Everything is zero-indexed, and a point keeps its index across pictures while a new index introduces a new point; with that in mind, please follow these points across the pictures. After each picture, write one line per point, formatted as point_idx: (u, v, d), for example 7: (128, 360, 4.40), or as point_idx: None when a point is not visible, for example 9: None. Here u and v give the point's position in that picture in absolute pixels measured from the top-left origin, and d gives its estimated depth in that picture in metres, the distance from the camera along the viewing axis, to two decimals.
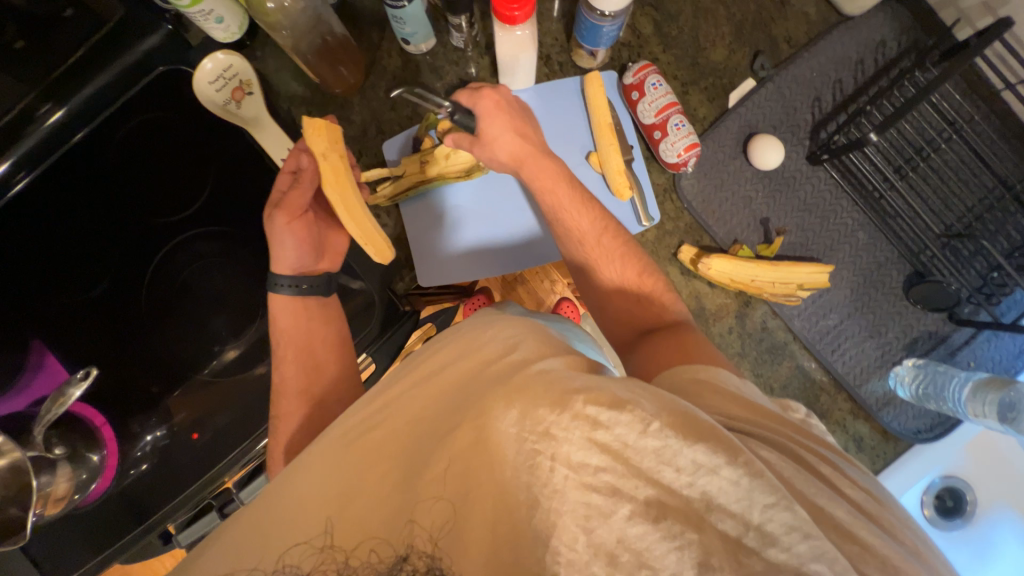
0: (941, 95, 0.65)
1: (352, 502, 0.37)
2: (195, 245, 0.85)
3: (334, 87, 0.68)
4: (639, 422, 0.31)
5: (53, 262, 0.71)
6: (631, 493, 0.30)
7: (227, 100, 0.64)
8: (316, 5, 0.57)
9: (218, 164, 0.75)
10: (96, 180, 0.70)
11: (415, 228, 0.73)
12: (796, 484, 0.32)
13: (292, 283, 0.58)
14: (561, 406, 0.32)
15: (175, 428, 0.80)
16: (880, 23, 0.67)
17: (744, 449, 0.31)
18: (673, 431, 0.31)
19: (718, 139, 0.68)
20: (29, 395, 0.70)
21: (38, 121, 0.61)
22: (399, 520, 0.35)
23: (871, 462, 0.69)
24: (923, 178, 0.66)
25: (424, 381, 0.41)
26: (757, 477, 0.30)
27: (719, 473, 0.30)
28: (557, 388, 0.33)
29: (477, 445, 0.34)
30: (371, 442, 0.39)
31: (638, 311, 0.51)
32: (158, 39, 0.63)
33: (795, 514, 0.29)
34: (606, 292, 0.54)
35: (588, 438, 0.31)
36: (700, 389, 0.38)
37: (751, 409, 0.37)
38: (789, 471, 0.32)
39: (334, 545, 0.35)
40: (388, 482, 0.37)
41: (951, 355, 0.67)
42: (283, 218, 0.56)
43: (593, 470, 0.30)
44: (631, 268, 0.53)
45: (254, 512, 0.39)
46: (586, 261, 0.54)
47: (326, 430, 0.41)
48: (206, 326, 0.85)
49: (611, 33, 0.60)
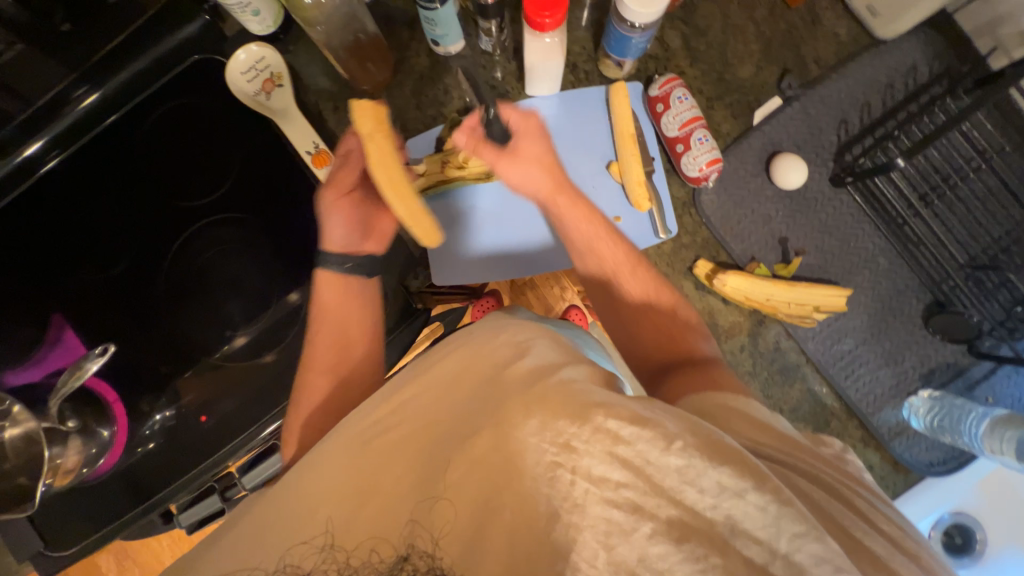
0: (972, 123, 0.64)
1: (365, 505, 0.38)
2: (213, 231, 0.82)
3: (362, 85, 0.70)
4: (662, 439, 0.33)
5: (81, 241, 0.75)
6: (652, 511, 0.31)
7: (257, 91, 0.66)
8: (352, 3, 0.59)
9: (244, 151, 0.75)
10: (122, 160, 0.72)
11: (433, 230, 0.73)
12: (826, 510, 0.34)
13: (340, 261, 0.59)
14: (583, 419, 0.34)
15: (184, 408, 0.80)
16: (913, 47, 0.66)
17: (772, 476, 0.33)
18: (697, 452, 0.32)
19: (740, 156, 0.67)
20: (45, 368, 0.73)
21: (74, 104, 0.65)
22: (399, 520, 0.37)
23: (880, 493, 0.67)
24: (949, 207, 0.65)
25: (435, 390, 0.43)
26: (786, 504, 0.31)
27: (745, 498, 0.31)
28: (580, 400, 0.35)
29: (497, 451, 0.36)
30: (389, 444, 0.40)
31: (659, 330, 0.52)
32: (197, 27, 0.65)
33: (825, 545, 0.30)
34: (620, 306, 0.55)
35: (609, 451, 0.33)
36: (728, 414, 0.40)
37: (777, 436, 0.38)
38: (818, 494, 0.34)
39: (334, 546, 0.37)
40: (402, 487, 0.38)
41: (969, 390, 0.65)
42: (332, 195, 0.59)
43: (613, 485, 0.32)
44: (648, 284, 0.54)
45: (262, 511, 0.41)
46: (603, 274, 0.56)
47: (338, 431, 0.43)
48: (220, 311, 0.84)
49: (640, 45, 0.60)
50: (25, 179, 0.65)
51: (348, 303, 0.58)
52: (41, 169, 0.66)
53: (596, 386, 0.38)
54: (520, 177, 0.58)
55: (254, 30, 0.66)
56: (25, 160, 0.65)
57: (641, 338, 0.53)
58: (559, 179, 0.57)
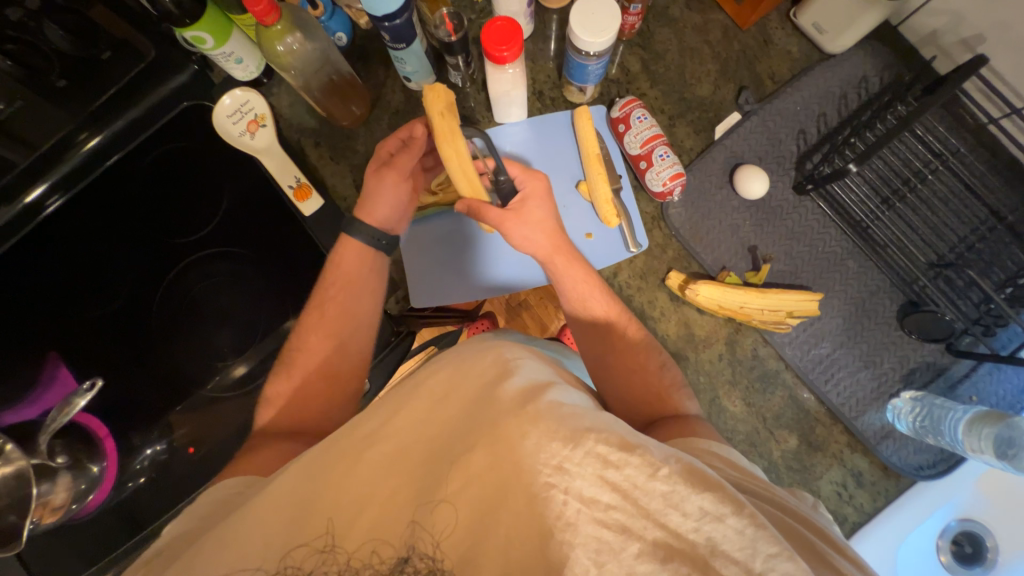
0: (925, 127, 0.67)
1: (364, 509, 0.38)
2: (208, 266, 0.87)
3: (341, 121, 0.73)
4: (649, 467, 0.34)
5: (77, 284, 0.78)
6: (640, 533, 0.33)
7: (242, 132, 0.69)
8: (325, 47, 0.64)
9: (233, 188, 0.78)
10: (117, 204, 0.76)
11: (413, 257, 0.73)
12: (788, 524, 0.36)
13: (371, 234, 0.61)
14: (574, 442, 0.35)
15: (175, 442, 0.86)
16: (862, 60, 0.69)
17: (749, 501, 0.34)
18: (682, 479, 0.34)
19: (704, 169, 0.70)
20: (39, 407, 0.76)
21: (76, 147, 0.68)
22: (399, 522, 0.37)
23: (871, 500, 0.66)
24: (912, 208, 0.67)
25: (433, 404, 0.42)
26: (762, 528, 0.32)
27: (724, 522, 0.32)
28: (571, 424, 0.36)
29: (493, 471, 0.36)
30: (386, 454, 0.40)
31: (648, 373, 0.54)
32: (187, 76, 0.70)
33: (798, 564, 0.31)
34: (590, 329, 0.58)
35: (599, 476, 0.34)
36: (715, 459, 0.42)
37: (748, 473, 0.41)
38: (797, 526, 0.36)
39: (336, 547, 0.37)
40: (400, 496, 0.38)
41: (950, 389, 0.65)
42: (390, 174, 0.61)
43: (603, 507, 0.33)
44: (613, 304, 0.57)
45: (237, 526, 0.38)
46: (572, 294, 0.58)
47: (319, 440, 0.43)
48: (211, 342, 0.89)
49: (597, 71, 0.63)
50: (29, 223, 0.68)
51: (365, 287, 0.61)
52: (44, 211, 0.69)
53: (588, 409, 0.39)
54: (522, 236, 0.57)
55: (239, 77, 0.71)
56: (30, 203, 0.68)
57: (628, 361, 0.55)
58: (559, 241, 0.57)
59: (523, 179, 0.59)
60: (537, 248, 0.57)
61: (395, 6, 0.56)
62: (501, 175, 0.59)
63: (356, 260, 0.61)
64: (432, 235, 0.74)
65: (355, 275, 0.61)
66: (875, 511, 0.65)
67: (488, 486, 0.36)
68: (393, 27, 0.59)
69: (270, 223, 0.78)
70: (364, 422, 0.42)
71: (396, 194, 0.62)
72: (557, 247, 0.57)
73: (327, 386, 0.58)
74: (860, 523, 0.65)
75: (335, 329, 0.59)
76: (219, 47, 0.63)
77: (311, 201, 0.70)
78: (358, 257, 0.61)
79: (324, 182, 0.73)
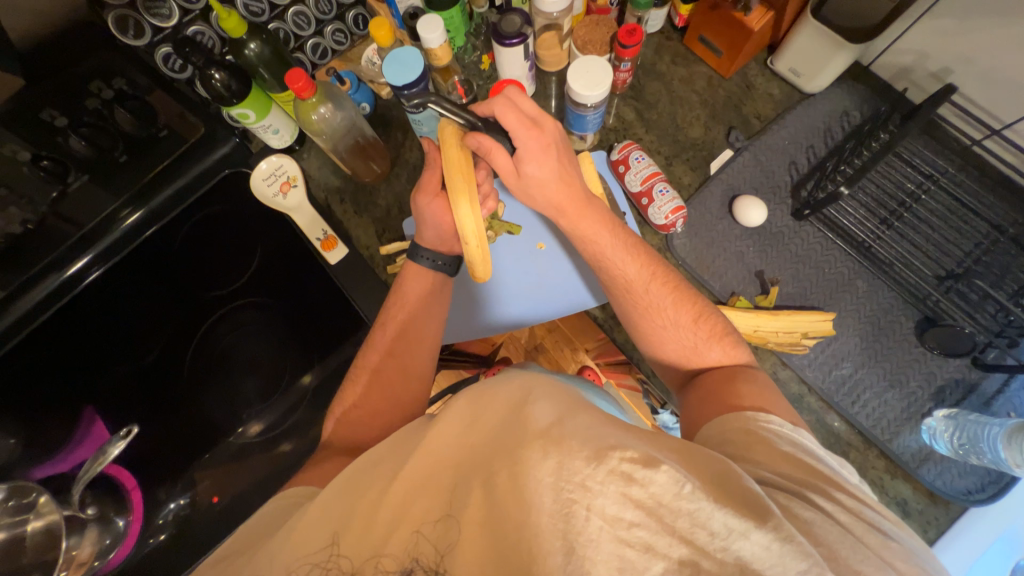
0: (911, 152, 0.71)
1: (394, 527, 0.39)
2: (241, 315, 0.94)
3: (364, 178, 0.80)
4: (674, 483, 0.34)
5: (117, 345, 0.81)
6: (665, 551, 0.33)
7: (276, 193, 0.75)
8: (352, 115, 0.73)
9: (266, 244, 0.84)
10: (159, 268, 0.79)
11: (457, 312, 0.78)
12: (819, 531, 0.35)
13: (431, 256, 0.65)
14: (597, 460, 0.35)
15: (197, 496, 0.90)
16: (841, 97, 0.75)
17: (779, 515, 0.34)
18: (705, 494, 0.34)
19: (704, 202, 0.73)
20: (71, 460, 0.81)
21: (117, 224, 0.71)
22: (406, 533, 0.39)
23: (921, 531, 0.62)
24: (911, 226, 0.69)
25: (466, 430, 0.42)
26: (788, 542, 0.32)
27: (750, 537, 0.32)
28: (594, 442, 0.36)
29: (513, 491, 0.36)
30: (416, 476, 0.41)
31: (682, 330, 0.56)
32: (228, 149, 0.75)
33: None
34: (651, 340, 0.58)
35: (622, 494, 0.34)
36: (752, 441, 0.44)
37: (802, 467, 0.41)
38: (834, 538, 0.34)
39: (340, 554, 0.39)
40: (417, 512, 0.40)
41: (985, 405, 0.63)
42: (425, 198, 0.61)
43: (627, 525, 0.33)
44: (686, 313, 0.56)
45: (268, 552, 0.42)
46: (634, 308, 0.58)
47: (357, 459, 0.48)
48: (239, 390, 0.97)
49: (595, 120, 0.70)
50: (65, 296, 0.70)
51: (391, 326, 0.62)
52: (84, 281, 0.71)
53: (611, 428, 0.39)
54: (526, 193, 0.58)
55: (274, 146, 0.79)
56: (71, 275, 0.70)
57: (653, 322, 0.57)
58: (580, 194, 0.58)
59: (519, 131, 0.54)
60: (548, 200, 0.58)
61: (412, 77, 0.65)
62: (479, 123, 0.57)
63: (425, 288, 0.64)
64: (468, 287, 0.78)
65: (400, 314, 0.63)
66: (927, 543, 0.61)
67: (510, 507, 0.36)
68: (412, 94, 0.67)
69: (299, 274, 0.84)
70: (395, 454, 0.45)
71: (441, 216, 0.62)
72: (559, 209, 0.58)
73: (352, 426, 0.59)
74: None
75: (363, 366, 0.62)
76: (259, 120, 0.72)
77: (336, 250, 0.76)
78: (421, 288, 0.64)
79: (348, 234, 0.79)
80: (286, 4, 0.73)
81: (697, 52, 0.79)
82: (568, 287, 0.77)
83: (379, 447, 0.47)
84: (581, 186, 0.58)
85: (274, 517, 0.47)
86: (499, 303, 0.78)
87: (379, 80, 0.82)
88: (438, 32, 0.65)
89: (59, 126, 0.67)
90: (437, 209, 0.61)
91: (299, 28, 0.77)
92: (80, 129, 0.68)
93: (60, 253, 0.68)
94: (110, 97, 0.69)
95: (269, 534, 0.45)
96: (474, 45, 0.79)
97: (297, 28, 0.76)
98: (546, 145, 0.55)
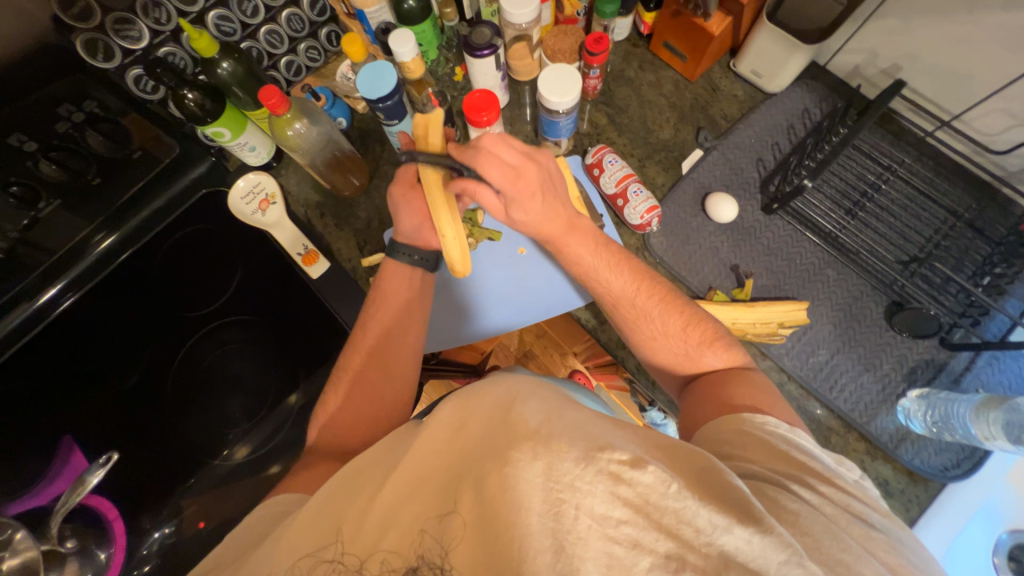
0: (869, 145, 0.74)
1: (388, 529, 0.39)
2: (222, 334, 0.92)
3: (344, 192, 0.80)
4: (661, 483, 0.35)
5: (93, 373, 0.80)
6: (651, 546, 0.33)
7: (255, 210, 0.75)
8: (329, 131, 0.74)
9: (249, 261, 0.84)
10: (134, 293, 0.78)
11: (440, 316, 0.78)
12: (804, 522, 0.35)
13: (408, 252, 0.66)
14: (585, 461, 0.36)
15: (183, 522, 0.90)
16: (800, 96, 0.78)
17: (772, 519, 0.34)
18: (690, 492, 0.35)
19: (677, 201, 0.76)
20: (45, 495, 0.77)
21: (90, 248, 0.70)
22: (412, 534, 0.38)
23: (904, 510, 0.63)
24: (874, 216, 0.72)
25: (456, 431, 0.42)
26: (769, 534, 0.33)
27: (733, 532, 0.33)
28: (582, 443, 0.37)
29: (503, 493, 0.36)
30: (408, 476, 0.41)
31: (670, 341, 0.57)
32: (205, 167, 0.76)
33: (807, 569, 0.31)
34: (638, 340, 0.59)
35: (611, 492, 0.35)
36: (745, 440, 0.45)
37: (790, 462, 0.42)
38: (818, 526, 0.35)
39: (344, 554, 0.39)
40: (413, 509, 0.40)
41: (955, 383, 0.65)
42: (400, 188, 0.64)
43: (615, 522, 0.34)
44: (674, 321, 0.57)
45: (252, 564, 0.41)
46: (625, 320, 0.59)
47: (350, 462, 0.48)
48: (222, 409, 0.95)
49: (567, 126, 0.72)
50: (40, 323, 0.69)
51: (376, 336, 0.62)
52: (57, 309, 0.70)
53: (601, 427, 0.40)
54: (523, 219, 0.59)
55: (252, 163, 0.79)
56: (43, 304, 0.69)
57: (642, 332, 0.58)
58: (566, 223, 0.60)
59: (506, 184, 0.56)
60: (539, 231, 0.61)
61: (387, 90, 0.66)
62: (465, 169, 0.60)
63: (410, 298, 0.65)
64: (452, 292, 0.78)
65: (390, 322, 0.63)
66: (911, 522, 0.62)
67: (499, 507, 0.36)
68: (387, 107, 0.68)
69: (283, 290, 0.83)
70: (384, 459, 0.45)
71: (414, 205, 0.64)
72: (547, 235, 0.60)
73: (339, 434, 0.58)
74: None
75: (345, 378, 0.61)
76: (235, 138, 0.71)
77: (318, 265, 0.76)
78: (404, 298, 0.64)
79: (330, 247, 0.79)
80: (258, 23, 0.74)
81: (663, 58, 0.82)
82: (552, 289, 0.77)
83: (367, 453, 0.47)
84: (568, 210, 0.60)
85: (262, 526, 0.47)
86: (483, 308, 0.78)
87: (354, 94, 0.83)
88: (410, 46, 0.66)
89: (26, 151, 0.64)
90: (413, 200, 0.64)
91: (272, 46, 0.77)
92: (50, 153, 0.66)
93: (29, 283, 0.67)
94: (81, 120, 0.67)
95: (259, 541, 0.44)
96: (446, 57, 0.81)
97: (270, 46, 0.77)
98: (532, 191, 0.57)
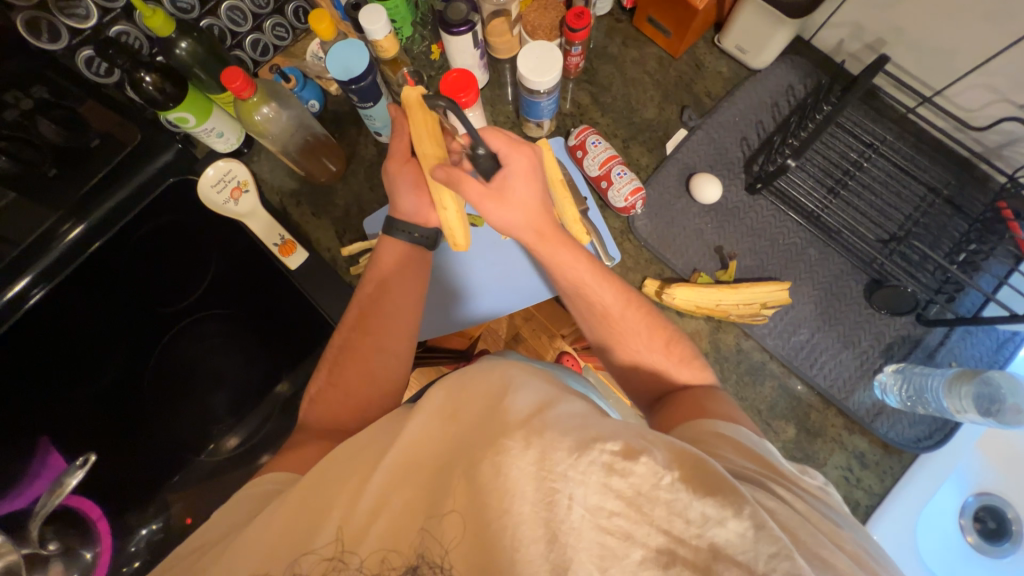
0: (853, 122, 0.74)
1: (378, 517, 0.39)
2: (200, 328, 0.90)
3: (319, 177, 0.77)
4: (653, 475, 0.35)
5: (66, 371, 0.77)
6: (643, 539, 0.34)
7: (226, 199, 0.72)
8: (300, 114, 0.70)
9: (223, 252, 0.81)
10: (103, 288, 0.75)
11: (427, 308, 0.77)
12: (788, 524, 0.36)
13: (406, 230, 0.64)
14: (578, 452, 0.36)
15: (170, 519, 0.89)
16: (785, 72, 0.78)
17: (752, 500, 0.35)
18: (684, 486, 0.35)
19: (662, 181, 0.75)
20: (28, 495, 0.76)
21: (58, 238, 0.69)
22: (404, 527, 0.38)
23: (879, 480, 0.66)
24: (855, 194, 0.72)
25: (446, 422, 0.42)
26: (761, 527, 0.33)
27: (726, 525, 0.33)
28: (578, 434, 0.37)
29: (496, 482, 0.36)
30: (395, 470, 0.41)
31: (654, 355, 0.57)
32: (170, 154, 0.73)
33: (795, 562, 0.32)
34: (603, 316, 0.58)
35: (603, 483, 0.35)
36: (719, 442, 0.44)
37: (761, 462, 0.42)
38: (797, 526, 0.36)
39: (343, 554, 0.38)
40: (406, 507, 0.39)
41: (929, 357, 0.67)
42: (395, 163, 0.62)
43: (607, 514, 0.34)
44: (658, 340, 0.57)
45: (233, 554, 0.40)
46: (609, 337, 0.58)
47: (334, 452, 0.46)
48: (203, 404, 0.94)
49: (549, 106, 0.69)
50: (12, 315, 0.68)
51: (371, 326, 0.61)
52: (27, 301, 0.69)
53: (592, 417, 0.40)
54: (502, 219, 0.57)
55: (221, 149, 0.75)
56: (14, 295, 0.68)
57: (629, 346, 0.57)
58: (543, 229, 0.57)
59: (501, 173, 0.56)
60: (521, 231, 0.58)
61: (360, 71, 0.63)
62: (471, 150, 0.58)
63: (399, 284, 0.63)
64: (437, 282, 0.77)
65: (380, 310, 0.61)
66: (885, 491, 0.65)
67: (492, 496, 0.36)
68: (360, 89, 0.65)
69: (263, 281, 0.81)
70: (367, 449, 0.44)
71: (411, 177, 0.62)
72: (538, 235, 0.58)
73: (322, 423, 0.57)
74: (873, 504, 0.65)
75: (330, 370, 0.60)
76: (201, 124, 0.67)
77: (296, 255, 0.73)
78: (386, 284, 0.63)
79: (307, 237, 0.77)
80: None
81: (647, 33, 0.80)
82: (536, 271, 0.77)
83: (348, 444, 0.46)
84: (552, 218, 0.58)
85: (245, 511, 0.46)
86: (468, 296, 0.78)
87: (326, 75, 0.79)
88: (381, 23, 0.63)
89: None
90: (408, 173, 0.62)
91: (236, 23, 0.73)
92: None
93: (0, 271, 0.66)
94: (30, 107, 0.62)
95: (244, 525, 0.43)
96: (422, 35, 0.78)
97: (233, 23, 0.73)
98: (518, 196, 0.56)
